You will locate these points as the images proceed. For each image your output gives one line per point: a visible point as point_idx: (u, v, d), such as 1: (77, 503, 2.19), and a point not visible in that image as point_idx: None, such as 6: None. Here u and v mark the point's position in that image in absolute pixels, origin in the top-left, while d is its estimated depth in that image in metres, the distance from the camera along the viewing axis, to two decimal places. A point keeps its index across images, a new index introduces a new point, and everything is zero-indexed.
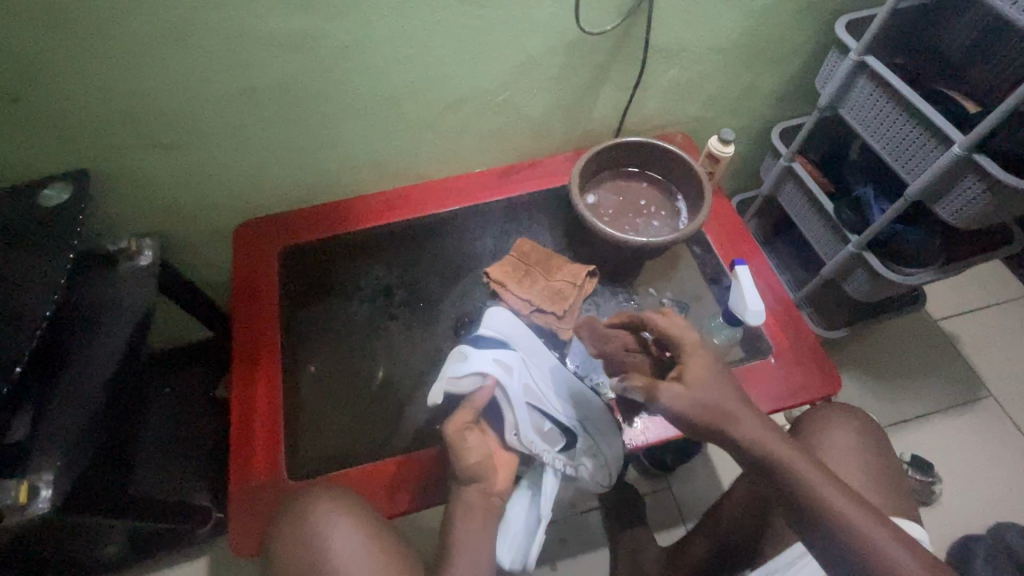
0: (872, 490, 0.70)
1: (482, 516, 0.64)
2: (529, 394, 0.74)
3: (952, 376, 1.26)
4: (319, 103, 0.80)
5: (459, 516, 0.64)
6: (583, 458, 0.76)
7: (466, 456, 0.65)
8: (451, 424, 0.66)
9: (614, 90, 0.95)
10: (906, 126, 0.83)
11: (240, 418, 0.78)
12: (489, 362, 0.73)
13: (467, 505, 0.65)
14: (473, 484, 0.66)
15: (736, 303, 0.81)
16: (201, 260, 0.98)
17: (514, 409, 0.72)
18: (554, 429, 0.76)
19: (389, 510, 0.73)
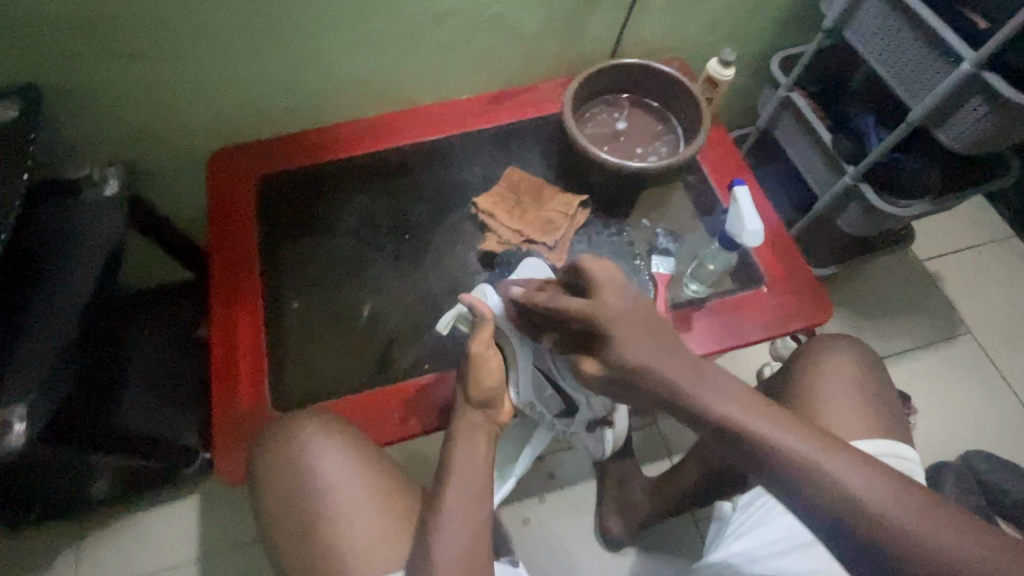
0: (874, 418, 0.70)
1: (483, 438, 0.66)
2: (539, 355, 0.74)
3: (936, 315, 1.27)
4: (292, 13, 0.76)
5: (464, 436, 0.65)
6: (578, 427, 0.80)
7: (482, 377, 0.67)
8: (477, 339, 0.68)
9: (609, 9, 0.89)
10: (915, 46, 0.79)
11: (222, 349, 0.79)
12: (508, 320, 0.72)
13: (471, 427, 0.66)
14: (479, 408, 0.68)
15: (735, 227, 0.75)
16: (178, 193, 0.96)
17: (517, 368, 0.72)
18: (556, 396, 0.77)
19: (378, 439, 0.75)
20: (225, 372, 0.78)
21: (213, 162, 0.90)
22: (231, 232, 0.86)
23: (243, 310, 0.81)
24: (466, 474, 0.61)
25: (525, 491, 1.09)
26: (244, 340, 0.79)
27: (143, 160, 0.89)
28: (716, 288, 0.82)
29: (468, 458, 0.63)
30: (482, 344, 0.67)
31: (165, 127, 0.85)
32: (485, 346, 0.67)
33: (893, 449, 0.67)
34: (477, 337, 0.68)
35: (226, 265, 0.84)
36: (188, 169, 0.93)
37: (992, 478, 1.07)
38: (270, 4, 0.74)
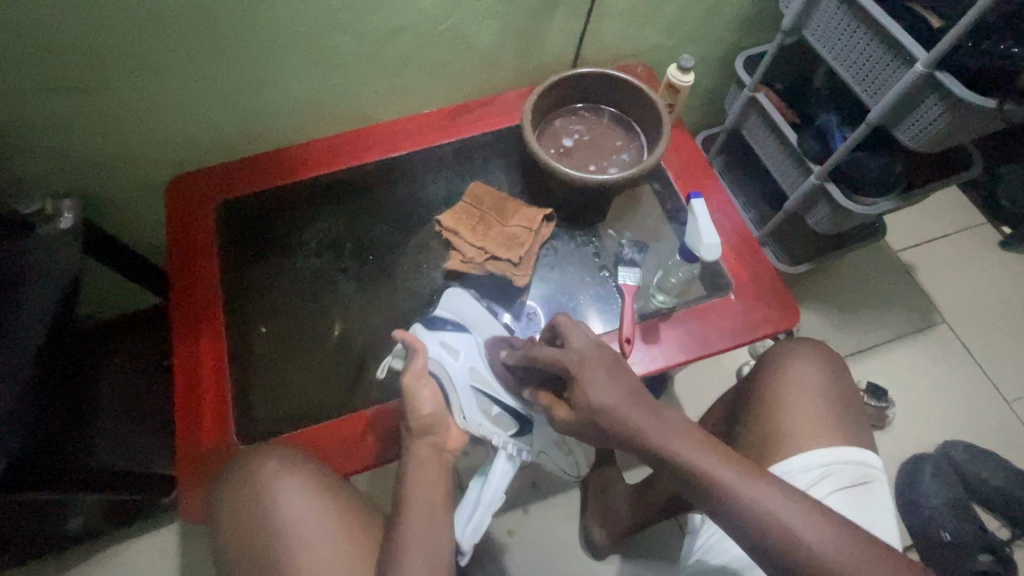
0: (843, 426, 0.70)
1: (435, 467, 0.65)
2: (473, 376, 0.72)
3: (912, 305, 1.28)
4: (238, 37, 0.74)
5: (417, 466, 0.64)
6: (540, 443, 0.76)
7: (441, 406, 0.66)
8: (408, 372, 0.66)
9: (568, 17, 0.88)
10: (870, 46, 0.78)
11: (185, 382, 0.78)
12: (437, 348, 0.71)
13: (418, 460, 0.64)
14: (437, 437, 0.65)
15: (692, 237, 0.76)
16: (139, 221, 0.95)
17: (459, 394, 0.70)
18: (505, 414, 0.74)
19: (344, 469, 0.75)
20: (188, 407, 0.76)
21: (171, 189, 0.88)
22: (192, 261, 0.85)
23: (206, 342, 0.80)
24: (421, 515, 0.61)
25: (509, 504, 1.09)
26: (206, 373, 0.78)
27: (99, 191, 0.87)
28: (683, 297, 0.81)
29: (422, 490, 0.62)
30: (413, 377, 0.66)
31: (118, 157, 0.84)
32: (418, 377, 0.66)
33: (852, 455, 0.68)
34: (409, 368, 0.66)
35: (187, 295, 0.83)
36: (147, 197, 0.92)
37: (970, 468, 1.08)
38: (215, 30, 0.72)
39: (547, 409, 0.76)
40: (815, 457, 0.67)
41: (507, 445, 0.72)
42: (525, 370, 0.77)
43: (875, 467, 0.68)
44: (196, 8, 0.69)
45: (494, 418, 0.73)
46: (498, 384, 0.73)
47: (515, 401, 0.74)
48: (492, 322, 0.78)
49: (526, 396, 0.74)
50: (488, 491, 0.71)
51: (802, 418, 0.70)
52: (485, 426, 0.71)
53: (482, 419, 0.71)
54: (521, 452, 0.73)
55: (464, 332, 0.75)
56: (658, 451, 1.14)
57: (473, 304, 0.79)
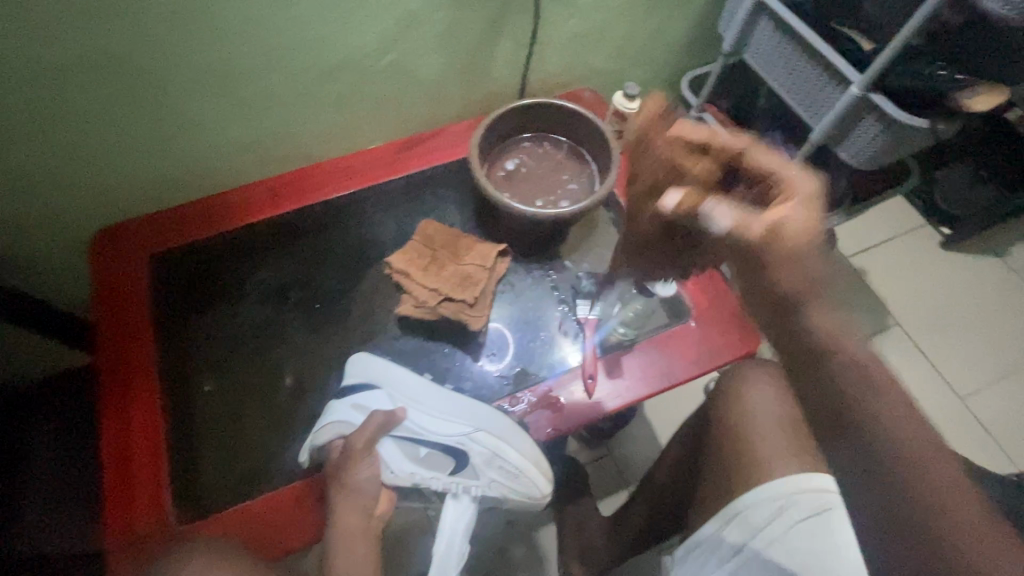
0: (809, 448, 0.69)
1: (365, 539, 0.64)
2: (398, 427, 0.72)
3: (865, 309, 1.31)
4: (161, 80, 0.69)
5: (340, 541, 0.63)
6: (485, 473, 0.72)
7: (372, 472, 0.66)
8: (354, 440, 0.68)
9: (511, 46, 0.86)
10: (807, 68, 0.80)
11: (115, 458, 0.71)
12: (346, 412, 0.71)
13: (346, 533, 0.64)
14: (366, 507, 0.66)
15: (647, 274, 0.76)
16: (59, 277, 0.87)
17: (384, 452, 0.70)
18: (435, 454, 0.73)
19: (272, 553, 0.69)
20: (119, 485, 0.70)
21: (96, 244, 0.82)
22: (122, 320, 0.79)
23: (138, 410, 0.74)
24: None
25: (483, 547, 1.04)
26: (140, 447, 0.72)
27: (9, 248, 0.79)
28: (643, 328, 0.80)
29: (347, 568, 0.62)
30: (359, 441, 0.68)
31: (33, 212, 0.76)
32: (361, 443, 0.68)
33: (810, 483, 0.65)
34: (354, 436, 0.68)
35: (117, 360, 0.76)
36: (67, 251, 0.84)
37: None
38: (134, 74, 0.67)
39: (477, 433, 0.72)
40: (772, 489, 0.66)
41: (448, 485, 0.71)
42: (449, 404, 0.73)
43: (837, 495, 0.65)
44: (112, 51, 0.64)
45: (426, 460, 0.72)
46: (425, 428, 0.72)
47: (440, 438, 0.72)
48: (398, 370, 0.75)
49: (450, 428, 0.72)
50: (439, 542, 0.70)
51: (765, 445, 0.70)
52: (420, 473, 0.71)
53: (413, 467, 0.71)
54: (468, 489, 0.72)
55: (373, 389, 0.74)
56: (631, 477, 1.12)
57: (380, 361, 0.75)
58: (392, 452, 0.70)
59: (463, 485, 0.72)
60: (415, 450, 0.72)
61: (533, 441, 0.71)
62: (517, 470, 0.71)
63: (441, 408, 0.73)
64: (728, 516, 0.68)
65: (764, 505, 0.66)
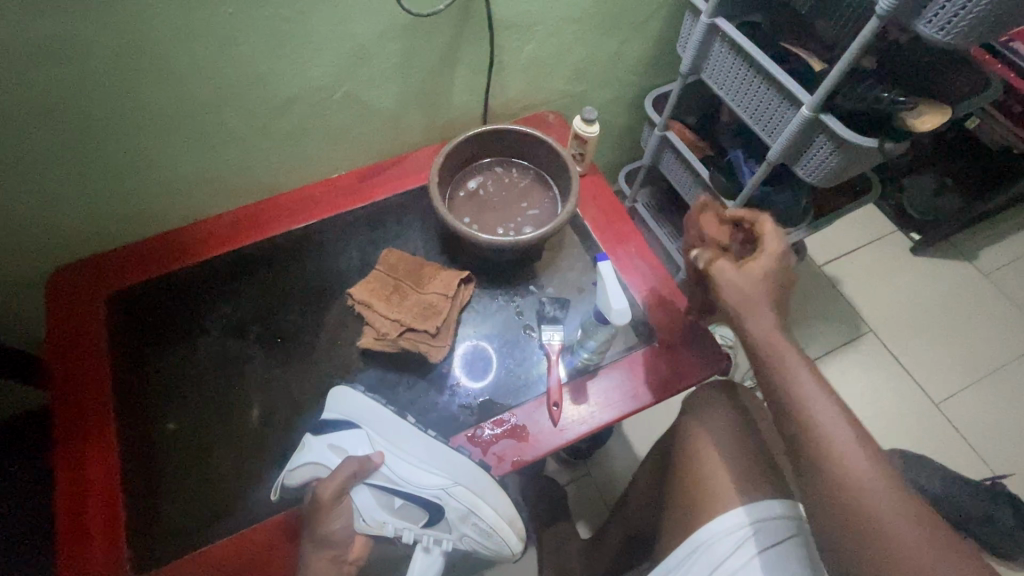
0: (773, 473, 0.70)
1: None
2: (376, 472, 0.72)
3: (838, 317, 1.32)
4: (108, 122, 0.68)
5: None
6: (458, 528, 0.73)
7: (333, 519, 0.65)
8: (326, 486, 0.66)
9: (469, 74, 0.87)
10: (762, 89, 0.80)
11: (70, 506, 0.70)
12: (324, 453, 0.71)
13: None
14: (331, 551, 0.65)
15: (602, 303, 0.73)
16: (17, 318, 0.85)
17: (359, 502, 0.70)
18: (411, 506, 0.72)
19: None
20: (74, 534, 0.68)
21: (53, 285, 0.81)
22: (78, 362, 0.77)
23: (94, 455, 0.72)
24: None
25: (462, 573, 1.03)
26: (96, 494, 0.70)
27: None
28: (610, 353, 0.79)
29: None
30: (330, 493, 0.66)
31: None
32: (335, 494, 0.67)
33: (767, 509, 0.66)
34: (326, 483, 0.67)
35: (72, 405, 0.75)
36: (24, 292, 0.83)
37: (909, 476, 1.10)
38: (79, 117, 0.66)
39: (455, 488, 0.71)
40: (733, 521, 0.66)
41: (419, 537, 0.72)
42: (432, 458, 0.71)
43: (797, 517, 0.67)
44: (54, 96, 0.63)
45: (399, 510, 0.72)
46: (403, 479, 0.72)
47: (417, 490, 0.71)
48: (383, 411, 0.73)
49: (428, 480, 0.72)
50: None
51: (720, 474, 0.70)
52: (393, 523, 0.71)
53: (385, 517, 0.71)
54: (439, 541, 0.73)
55: (355, 428, 0.73)
56: (610, 496, 1.11)
57: (358, 396, 0.73)
58: (367, 501, 0.70)
59: (434, 538, 0.72)
60: (390, 498, 0.72)
61: (509, 501, 0.74)
62: (492, 527, 0.74)
63: (423, 459, 0.72)
64: (691, 547, 0.67)
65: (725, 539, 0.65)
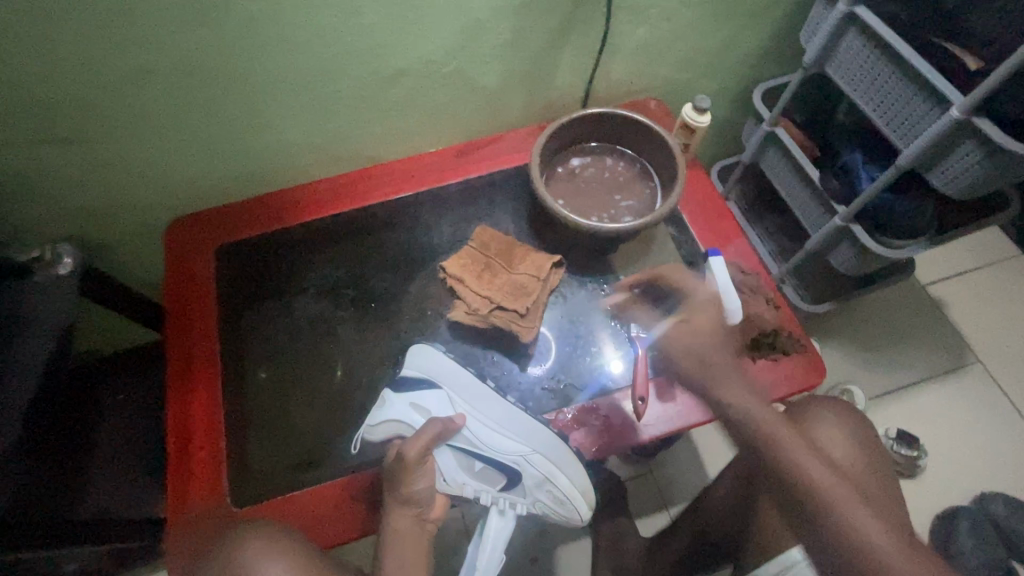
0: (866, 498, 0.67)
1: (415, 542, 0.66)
2: (456, 436, 0.72)
3: (942, 341, 1.22)
4: (236, 84, 0.72)
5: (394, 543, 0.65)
6: (533, 493, 0.73)
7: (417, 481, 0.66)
8: (410, 446, 0.67)
9: (576, 56, 0.85)
10: (901, 86, 0.74)
11: (177, 438, 0.75)
12: (405, 410, 0.72)
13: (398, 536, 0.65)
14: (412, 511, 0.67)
15: None
16: (137, 262, 0.93)
17: (439, 459, 0.71)
18: (490, 470, 0.73)
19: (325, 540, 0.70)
20: (180, 464, 0.73)
21: (171, 234, 0.87)
22: (188, 306, 0.83)
23: (201, 394, 0.78)
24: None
25: (516, 554, 1.04)
26: (200, 430, 0.75)
27: (96, 233, 0.85)
28: None
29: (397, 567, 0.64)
30: (416, 450, 0.66)
31: (118, 202, 0.82)
32: (418, 453, 0.67)
33: None
34: (410, 442, 0.67)
35: (182, 345, 0.80)
36: (147, 238, 0.90)
37: (1009, 522, 1.01)
38: (213, 78, 0.70)
39: (532, 455, 0.72)
40: None
41: (496, 501, 0.73)
42: (508, 422, 0.72)
43: None
44: (194, 57, 0.67)
45: (478, 473, 0.73)
46: (482, 442, 0.72)
47: (496, 454, 0.72)
48: (463, 372, 0.74)
49: (506, 446, 0.72)
50: (480, 556, 0.70)
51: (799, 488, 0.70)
52: (471, 485, 0.72)
53: (465, 478, 0.72)
54: (514, 505, 0.73)
55: (437, 389, 0.74)
56: (673, 499, 1.08)
57: (442, 360, 0.75)
58: (448, 460, 0.71)
59: (511, 502, 0.73)
60: (469, 460, 0.73)
61: (586, 474, 0.72)
62: (565, 492, 0.72)
63: (500, 422, 0.73)
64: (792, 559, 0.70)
65: None
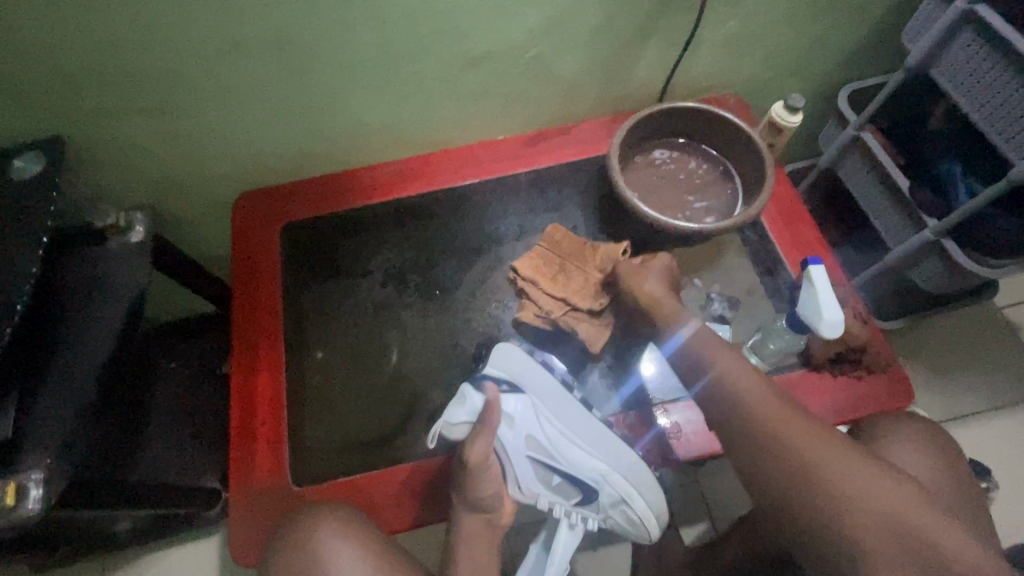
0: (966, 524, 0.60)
1: (484, 542, 0.67)
2: (531, 445, 0.71)
3: (1018, 369, 1.15)
4: (319, 60, 0.71)
5: (468, 541, 0.66)
6: (606, 511, 0.72)
7: (482, 481, 0.66)
8: (473, 448, 0.65)
9: (661, 46, 0.81)
10: (1020, 95, 0.68)
11: (241, 413, 0.76)
12: None
13: (468, 533, 0.66)
14: (478, 513, 0.67)
15: (808, 312, 0.60)
16: (203, 235, 0.94)
17: (513, 464, 0.72)
18: (566, 483, 0.73)
19: (393, 525, 0.71)
20: (243, 438, 0.74)
21: (240, 209, 0.87)
22: (255, 283, 0.83)
23: (264, 373, 0.78)
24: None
25: None
26: (264, 405, 0.76)
27: (168, 205, 0.86)
28: (779, 363, 0.72)
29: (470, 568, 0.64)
30: (483, 447, 0.65)
31: (191, 174, 0.82)
32: (483, 452, 0.65)
33: None
34: (474, 441, 0.65)
35: (249, 320, 0.81)
36: (215, 211, 0.90)
37: None
38: (299, 53, 0.70)
39: (612, 475, 0.70)
40: None
41: (568, 515, 0.72)
42: (593, 440, 0.71)
43: None
44: (282, 29, 0.66)
45: (553, 484, 0.73)
46: (557, 454, 0.71)
47: (573, 469, 0.71)
48: (552, 382, 0.72)
49: (586, 463, 0.71)
50: (548, 565, 0.70)
51: None
52: (542, 494, 0.72)
53: (538, 487, 0.72)
54: (586, 519, 0.72)
55: (520, 394, 0.72)
56: (720, 511, 1.05)
57: (528, 361, 0.73)
58: (522, 467, 0.72)
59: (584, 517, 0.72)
60: (544, 469, 0.73)
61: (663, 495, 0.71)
62: (640, 516, 0.71)
63: (585, 439, 0.71)
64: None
65: None
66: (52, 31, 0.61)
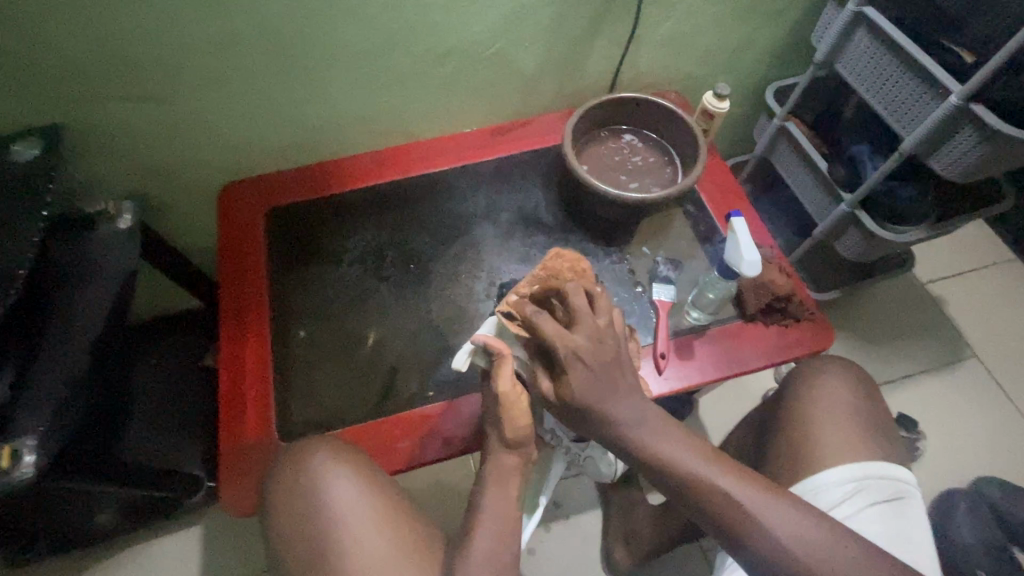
0: (871, 438, 0.73)
1: (512, 483, 0.67)
2: None
3: (941, 336, 1.27)
4: (302, 54, 0.79)
5: (495, 480, 0.66)
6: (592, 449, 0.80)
7: (516, 419, 0.67)
8: (500, 377, 0.66)
9: (607, 45, 0.92)
10: (905, 79, 0.81)
11: (229, 380, 0.80)
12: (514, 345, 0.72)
13: (503, 469, 0.67)
14: (512, 449, 0.68)
15: (732, 255, 0.75)
16: (187, 225, 0.99)
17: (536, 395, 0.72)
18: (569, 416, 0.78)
19: (391, 468, 0.76)
20: (232, 401, 0.79)
21: (224, 196, 0.93)
22: (239, 262, 0.89)
23: (250, 343, 0.83)
24: (488, 520, 0.63)
25: None
26: (251, 369, 0.81)
27: (155, 194, 0.91)
28: (718, 314, 0.82)
29: (493, 503, 0.64)
30: (508, 382, 0.65)
31: (178, 163, 0.88)
32: (512, 383, 0.66)
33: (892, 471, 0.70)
34: (500, 373, 0.66)
35: (234, 295, 0.86)
36: (199, 200, 0.96)
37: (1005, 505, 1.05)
38: (283, 47, 0.77)
39: None
40: (851, 471, 0.69)
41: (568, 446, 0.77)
42: None
43: (909, 483, 0.71)
44: (269, 24, 0.74)
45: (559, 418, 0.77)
46: None
47: None
48: None
49: None
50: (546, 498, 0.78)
51: (828, 437, 0.73)
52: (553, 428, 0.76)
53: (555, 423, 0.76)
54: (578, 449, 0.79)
55: None
56: None
57: None
58: None
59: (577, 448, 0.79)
60: None
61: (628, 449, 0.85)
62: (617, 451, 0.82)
63: None
64: (852, 489, 0.69)
65: (835, 490, 0.69)
66: (56, 24, 0.67)
